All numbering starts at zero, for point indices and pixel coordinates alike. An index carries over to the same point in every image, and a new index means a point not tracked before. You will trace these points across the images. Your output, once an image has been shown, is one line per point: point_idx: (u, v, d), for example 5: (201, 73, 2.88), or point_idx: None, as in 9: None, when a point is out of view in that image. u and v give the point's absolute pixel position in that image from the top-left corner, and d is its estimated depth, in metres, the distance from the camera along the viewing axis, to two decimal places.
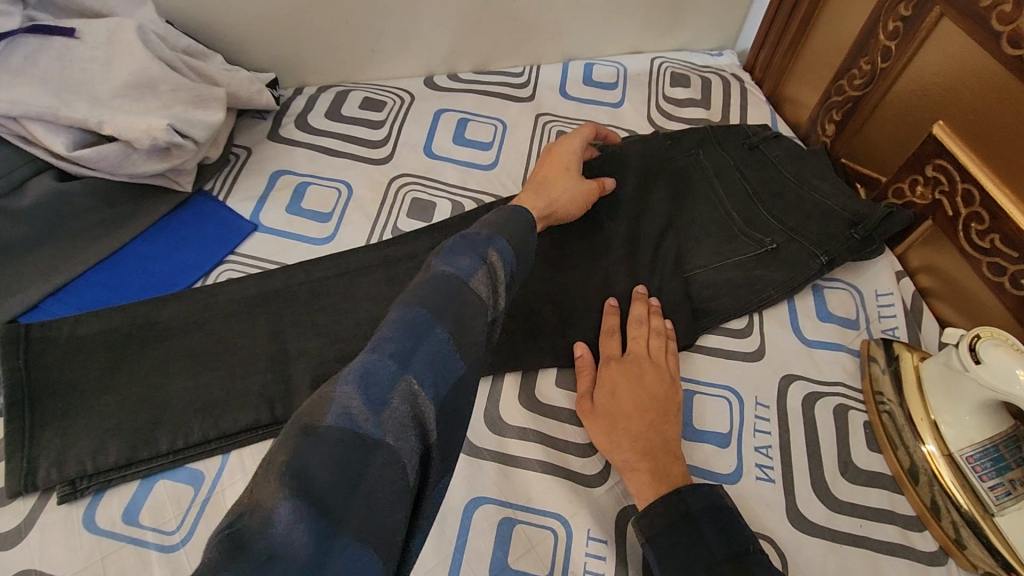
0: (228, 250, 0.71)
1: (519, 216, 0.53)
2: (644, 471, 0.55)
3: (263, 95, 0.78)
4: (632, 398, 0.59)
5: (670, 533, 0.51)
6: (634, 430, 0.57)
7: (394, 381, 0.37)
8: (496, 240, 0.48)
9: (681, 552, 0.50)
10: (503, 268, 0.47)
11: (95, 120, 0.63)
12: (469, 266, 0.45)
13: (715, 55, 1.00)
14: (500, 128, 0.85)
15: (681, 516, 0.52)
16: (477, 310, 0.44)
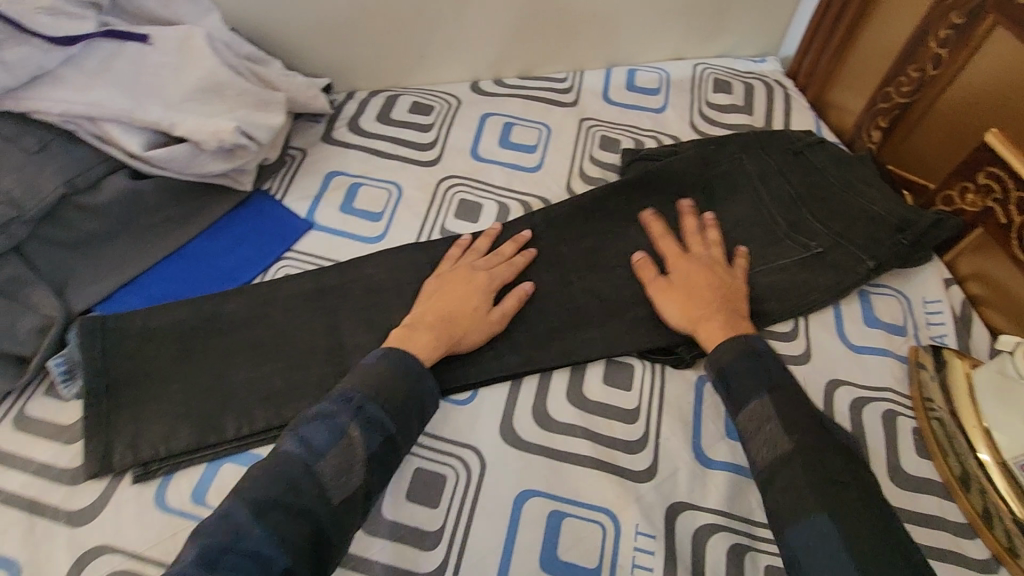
0: (286, 247, 0.74)
1: (389, 366, 0.56)
2: (719, 326, 0.64)
3: (319, 100, 0.81)
4: (702, 278, 0.68)
5: (742, 372, 0.60)
6: (699, 309, 0.65)
7: (251, 522, 0.46)
8: (365, 407, 0.53)
9: (749, 383, 0.59)
10: (361, 441, 0.52)
11: (169, 122, 0.66)
12: (326, 443, 0.51)
13: (758, 61, 1.01)
14: (545, 132, 0.87)
15: (743, 349, 0.61)
16: (329, 488, 0.49)
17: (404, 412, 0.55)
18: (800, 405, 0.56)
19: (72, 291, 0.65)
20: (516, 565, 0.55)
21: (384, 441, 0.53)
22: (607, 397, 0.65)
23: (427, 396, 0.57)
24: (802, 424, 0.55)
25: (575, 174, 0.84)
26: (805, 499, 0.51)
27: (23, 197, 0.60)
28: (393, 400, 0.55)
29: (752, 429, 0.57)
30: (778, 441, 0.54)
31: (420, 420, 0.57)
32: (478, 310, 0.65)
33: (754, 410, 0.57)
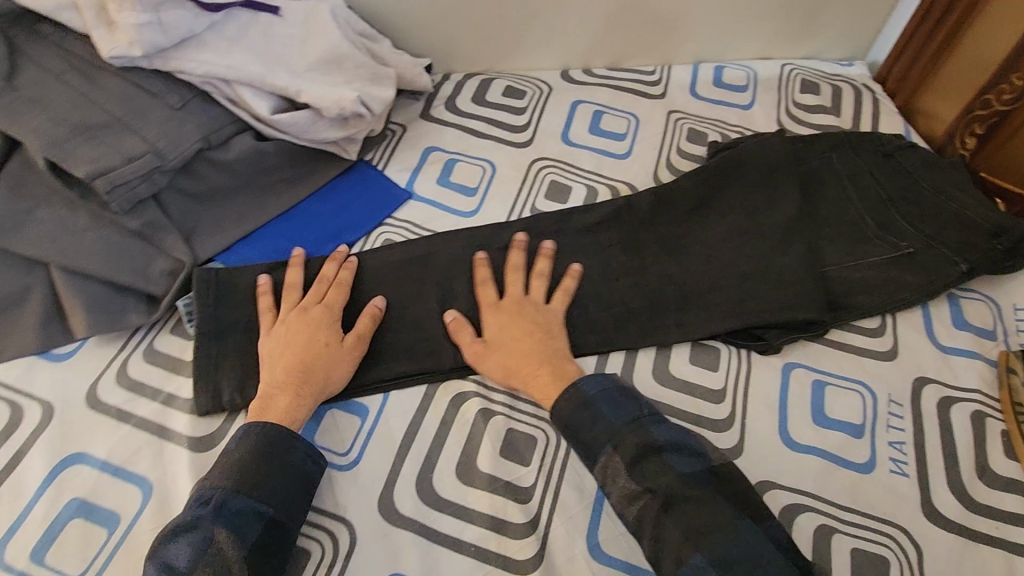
0: (386, 215, 0.78)
1: (255, 449, 0.55)
2: (546, 376, 0.62)
3: (422, 78, 0.85)
4: (521, 338, 0.64)
5: (570, 423, 0.59)
6: (536, 354, 0.63)
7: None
8: (225, 503, 0.52)
9: (587, 433, 0.58)
10: (230, 547, 0.50)
11: (296, 88, 0.71)
12: (185, 558, 0.50)
13: (846, 65, 1.01)
14: (633, 122, 0.90)
15: (580, 400, 0.60)
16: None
17: (287, 492, 0.54)
18: (651, 443, 0.56)
19: (198, 240, 0.70)
20: (605, 526, 0.57)
21: (266, 525, 0.52)
22: (695, 376, 0.66)
23: (306, 461, 0.57)
24: (659, 459, 0.55)
25: (663, 163, 0.86)
26: (675, 540, 0.51)
27: (166, 149, 0.65)
28: (262, 490, 0.53)
29: (608, 478, 0.56)
30: (632, 490, 0.55)
31: (316, 462, 0.57)
32: (330, 346, 0.62)
33: (607, 464, 0.57)
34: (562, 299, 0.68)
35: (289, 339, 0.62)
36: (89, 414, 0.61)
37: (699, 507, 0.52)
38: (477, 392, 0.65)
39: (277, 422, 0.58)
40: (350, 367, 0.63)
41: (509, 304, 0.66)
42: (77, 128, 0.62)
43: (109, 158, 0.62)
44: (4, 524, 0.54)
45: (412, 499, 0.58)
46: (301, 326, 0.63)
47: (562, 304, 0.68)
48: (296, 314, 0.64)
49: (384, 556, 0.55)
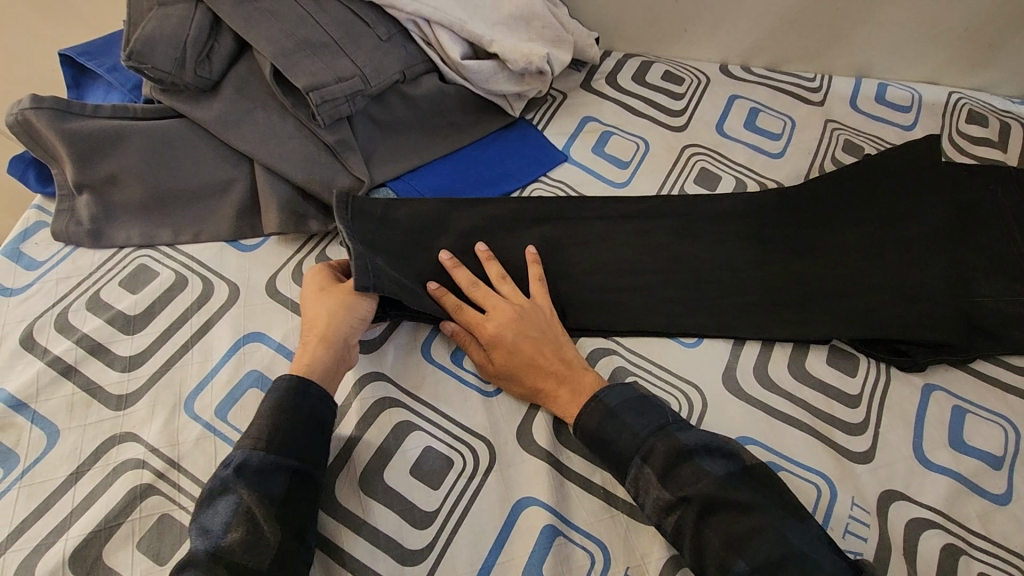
0: (542, 172, 0.81)
1: (278, 404, 0.55)
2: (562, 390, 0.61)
3: (592, 49, 0.88)
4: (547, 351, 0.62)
5: (600, 436, 0.58)
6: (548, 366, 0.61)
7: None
8: (248, 459, 0.52)
9: (611, 443, 0.57)
10: (258, 489, 0.51)
11: (489, 38, 0.76)
12: (222, 517, 0.49)
13: (1015, 103, 0.97)
14: (789, 124, 0.90)
15: (603, 411, 0.58)
16: (243, 560, 0.47)
17: (307, 439, 0.54)
18: (675, 450, 0.55)
19: (375, 164, 0.75)
20: None
21: (292, 477, 0.52)
22: (832, 377, 0.67)
23: (318, 406, 0.56)
24: (693, 469, 0.54)
25: (815, 170, 0.85)
26: (714, 550, 0.51)
27: (371, 75, 0.71)
28: (283, 440, 0.53)
29: (640, 490, 0.55)
30: (667, 499, 0.54)
31: (329, 406, 0.57)
32: (348, 300, 0.61)
33: (638, 476, 0.56)
34: (540, 289, 0.67)
35: (308, 309, 0.62)
36: (268, 300, 0.67)
37: (737, 512, 0.51)
38: (616, 351, 0.68)
39: (295, 371, 0.58)
40: (357, 323, 0.61)
41: (516, 315, 0.63)
42: (301, 44, 0.68)
43: (324, 75, 0.68)
44: (193, 380, 0.61)
45: (548, 433, 0.62)
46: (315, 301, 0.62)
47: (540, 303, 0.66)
48: (316, 287, 0.63)
49: (520, 479, 0.59)
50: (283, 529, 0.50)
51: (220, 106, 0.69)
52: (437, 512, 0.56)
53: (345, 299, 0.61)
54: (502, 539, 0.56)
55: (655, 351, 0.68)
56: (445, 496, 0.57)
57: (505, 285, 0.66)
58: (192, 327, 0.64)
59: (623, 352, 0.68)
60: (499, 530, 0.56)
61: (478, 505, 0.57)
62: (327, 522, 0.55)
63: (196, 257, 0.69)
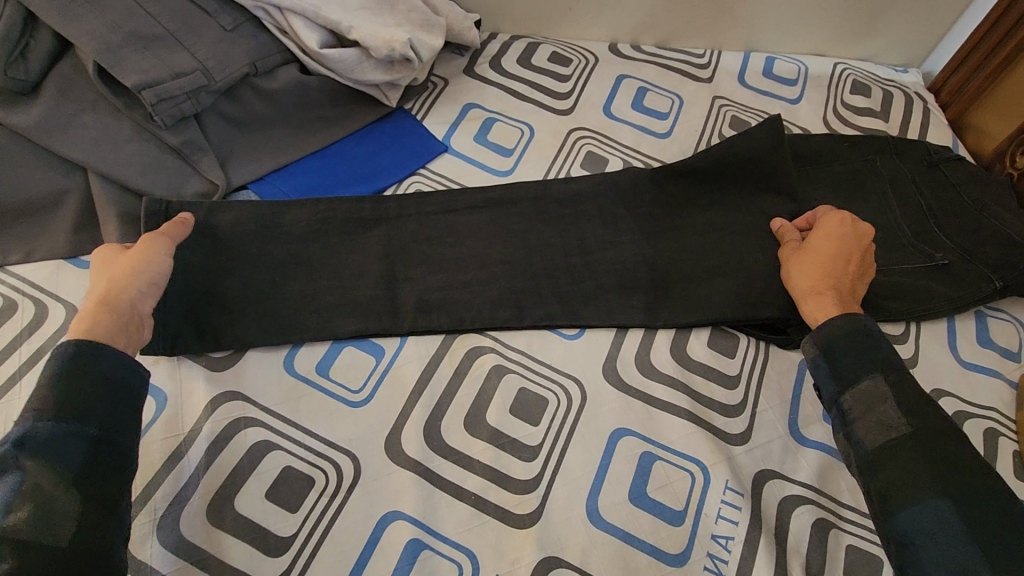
0: (420, 164, 0.77)
1: (70, 370, 0.48)
2: (836, 302, 0.60)
3: (471, 32, 0.84)
4: (839, 242, 0.64)
5: (844, 352, 0.56)
6: (828, 272, 0.62)
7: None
8: (30, 432, 0.45)
9: (857, 363, 0.55)
10: (47, 462, 0.44)
11: (347, 24, 0.71)
12: (2, 498, 0.42)
13: (899, 71, 0.98)
14: (677, 103, 0.88)
15: (860, 333, 0.57)
16: (37, 537, 0.41)
17: (107, 407, 0.49)
18: (924, 397, 0.53)
19: (233, 165, 0.70)
20: (605, 493, 0.58)
21: (92, 447, 0.47)
22: (711, 359, 0.66)
23: (117, 372, 0.50)
24: (918, 398, 0.52)
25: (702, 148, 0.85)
26: (917, 480, 0.49)
27: (215, 70, 0.65)
28: (75, 405, 0.47)
29: (860, 405, 0.54)
30: (891, 422, 0.52)
31: (132, 369, 0.51)
32: (144, 258, 0.56)
33: (865, 392, 0.54)
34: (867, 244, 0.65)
35: (90, 274, 0.55)
36: None
37: (934, 442, 0.50)
38: (493, 348, 0.65)
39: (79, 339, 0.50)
40: (150, 286, 0.55)
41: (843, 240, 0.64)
42: (129, 37, 0.62)
43: (158, 71, 0.62)
44: (19, 416, 0.56)
45: (419, 441, 0.59)
46: (98, 263, 0.56)
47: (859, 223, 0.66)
48: (101, 251, 0.57)
49: (386, 494, 0.56)
50: (83, 499, 0.45)
51: (39, 111, 0.62)
52: (296, 536, 0.54)
53: (135, 274, 0.55)
54: (365, 558, 0.53)
55: (534, 346, 0.66)
56: (304, 519, 0.54)
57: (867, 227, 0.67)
58: (20, 357, 0.59)
59: (502, 348, 0.65)
60: (362, 550, 0.53)
61: (341, 525, 0.54)
62: (171, 561, 0.51)
63: (26, 278, 0.63)
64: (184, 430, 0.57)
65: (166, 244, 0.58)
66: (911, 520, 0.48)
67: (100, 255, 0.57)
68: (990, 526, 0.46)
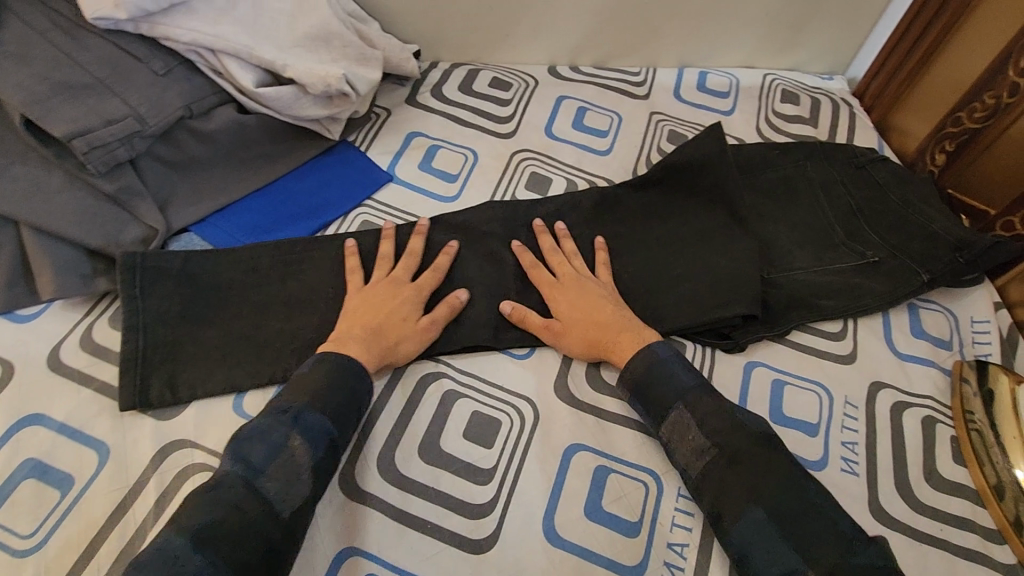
0: (366, 196, 0.78)
1: (328, 377, 0.58)
2: (634, 332, 0.65)
3: (410, 63, 0.86)
4: (586, 296, 0.67)
5: (652, 386, 0.61)
6: (598, 323, 0.66)
7: (197, 548, 0.46)
8: (301, 415, 0.55)
9: (658, 397, 0.60)
10: (303, 449, 0.54)
11: (281, 62, 0.71)
12: (266, 457, 0.52)
13: (826, 78, 1.03)
14: (615, 120, 0.91)
15: (654, 364, 0.62)
16: (276, 501, 0.51)
17: (348, 413, 0.58)
18: (727, 414, 0.58)
19: (173, 208, 0.70)
20: (560, 510, 0.58)
21: (327, 446, 0.55)
22: None
23: (357, 386, 0.59)
24: (718, 419, 0.57)
25: (642, 162, 0.87)
26: (735, 494, 0.54)
27: (148, 114, 0.65)
28: (334, 407, 0.57)
29: (676, 432, 0.59)
30: (702, 446, 0.57)
31: (366, 387, 0.60)
32: (406, 321, 0.65)
33: (675, 422, 0.59)
34: (606, 271, 0.72)
35: (363, 297, 0.66)
36: (50, 376, 0.61)
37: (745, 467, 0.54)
38: (445, 373, 0.66)
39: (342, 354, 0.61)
40: (423, 339, 0.65)
41: (570, 283, 0.69)
42: (58, 87, 0.62)
43: (89, 119, 0.62)
44: None
45: (373, 474, 0.59)
46: (376, 284, 0.67)
47: (558, 266, 0.70)
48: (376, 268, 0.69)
49: (341, 529, 0.56)
50: (312, 486, 0.53)
51: None
52: None
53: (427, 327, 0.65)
54: None
55: (485, 369, 0.66)
56: None
57: (578, 258, 0.72)
58: None
59: (453, 374, 0.66)
60: None
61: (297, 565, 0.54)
62: None
63: None
64: (130, 482, 0.56)
65: (438, 322, 0.66)
66: (739, 539, 0.52)
67: (377, 277, 0.68)
68: (802, 525, 0.51)
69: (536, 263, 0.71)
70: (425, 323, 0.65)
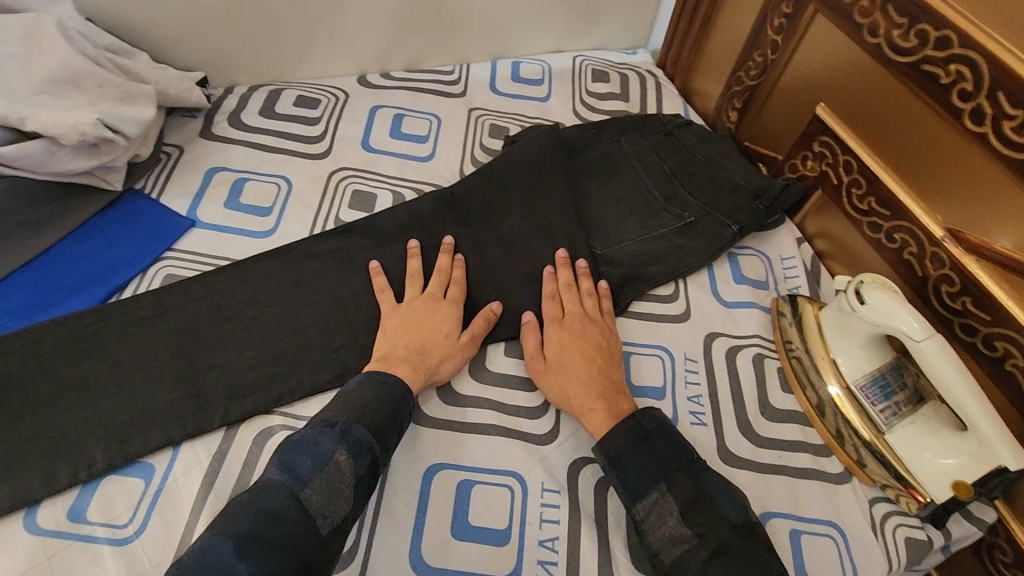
0: (166, 247, 0.70)
1: (370, 395, 0.56)
2: (609, 407, 0.61)
3: (193, 93, 0.79)
4: (575, 343, 0.65)
5: (625, 463, 0.57)
6: (582, 372, 0.63)
7: (239, 555, 0.43)
8: (347, 429, 0.53)
9: (638, 476, 0.56)
10: (347, 467, 0.51)
11: (17, 115, 0.62)
12: (311, 469, 0.49)
13: (630, 54, 1.08)
14: (435, 122, 0.89)
15: (637, 434, 0.58)
16: (318, 516, 0.48)
17: (387, 431, 0.55)
18: (699, 487, 0.54)
19: None
20: (425, 537, 0.56)
21: (369, 464, 0.52)
22: (509, 368, 0.68)
23: (399, 401, 0.57)
24: (702, 508, 0.53)
25: (467, 160, 0.86)
26: None
27: None
28: (378, 422, 0.55)
29: (653, 518, 0.55)
30: (680, 535, 0.53)
31: (407, 401, 0.58)
32: (448, 338, 0.64)
33: (655, 502, 0.55)
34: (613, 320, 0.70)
35: (409, 312, 0.66)
36: None
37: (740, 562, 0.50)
38: (285, 424, 0.60)
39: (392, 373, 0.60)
40: (463, 355, 0.65)
41: (572, 321, 0.68)
42: None
43: None
44: None
45: None
46: (411, 302, 0.67)
47: (579, 307, 0.69)
48: (435, 281, 0.69)
49: None
50: (354, 502, 0.50)
51: None
52: None
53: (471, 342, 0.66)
54: None
55: None
56: None
57: (596, 300, 0.71)
58: None
59: (295, 422, 0.60)
60: None
61: None
62: None
63: None
64: None
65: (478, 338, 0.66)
66: None
67: (410, 293, 0.68)
68: None
69: (549, 295, 0.71)
70: (466, 339, 0.66)
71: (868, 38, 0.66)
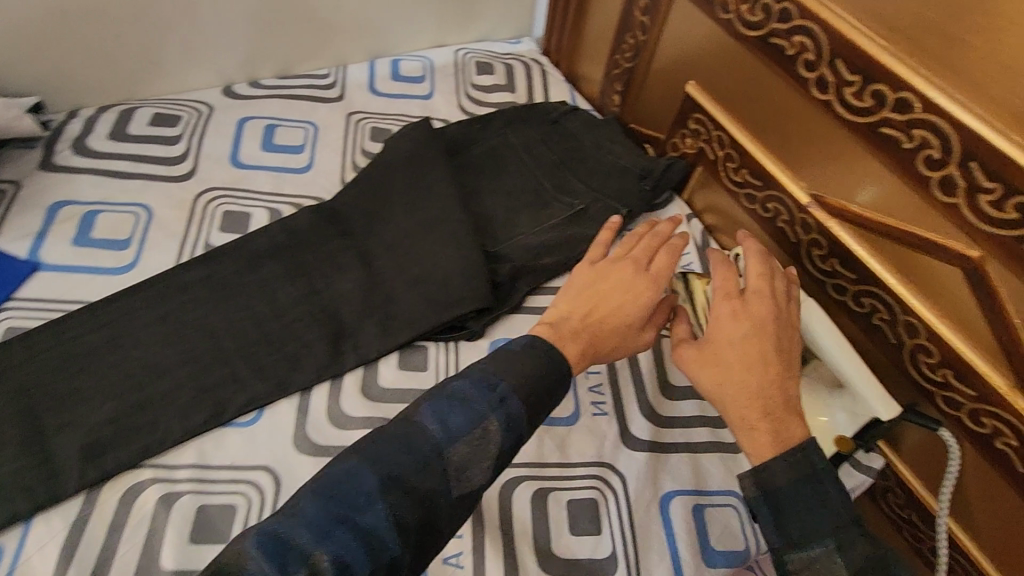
0: (3, 297, 0.63)
1: (541, 356, 0.49)
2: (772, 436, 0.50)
3: (24, 120, 0.73)
4: (749, 338, 0.53)
5: (797, 506, 0.49)
6: (755, 379, 0.51)
7: (379, 495, 0.41)
8: (505, 397, 0.46)
9: (810, 526, 0.48)
10: (496, 437, 0.45)
11: None
12: (463, 425, 0.45)
13: (514, 43, 1.06)
14: (311, 131, 0.85)
15: (811, 472, 0.49)
16: (441, 489, 0.43)
17: (549, 403, 0.49)
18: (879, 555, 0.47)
19: None
20: None
21: (515, 441, 0.47)
22: (402, 381, 0.65)
23: (558, 378, 0.49)
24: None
25: (348, 167, 0.82)
26: None
27: None
28: (541, 397, 0.48)
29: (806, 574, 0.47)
30: None
31: (563, 383, 0.50)
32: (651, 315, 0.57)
33: (814, 558, 0.47)
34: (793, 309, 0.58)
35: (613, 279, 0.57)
36: None
37: None
38: (155, 477, 0.56)
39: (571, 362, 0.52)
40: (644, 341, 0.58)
41: (755, 304, 0.55)
42: None
43: None
44: None
45: None
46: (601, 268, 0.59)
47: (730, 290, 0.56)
48: (638, 248, 0.60)
49: None
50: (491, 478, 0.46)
51: None
52: None
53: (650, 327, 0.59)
54: None
55: (205, 453, 0.57)
56: None
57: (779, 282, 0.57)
58: None
59: (166, 474, 0.56)
60: None
61: None
62: None
63: None
64: None
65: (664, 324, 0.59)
66: None
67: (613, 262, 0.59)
68: None
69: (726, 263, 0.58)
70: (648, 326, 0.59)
71: (721, 15, 0.68)
